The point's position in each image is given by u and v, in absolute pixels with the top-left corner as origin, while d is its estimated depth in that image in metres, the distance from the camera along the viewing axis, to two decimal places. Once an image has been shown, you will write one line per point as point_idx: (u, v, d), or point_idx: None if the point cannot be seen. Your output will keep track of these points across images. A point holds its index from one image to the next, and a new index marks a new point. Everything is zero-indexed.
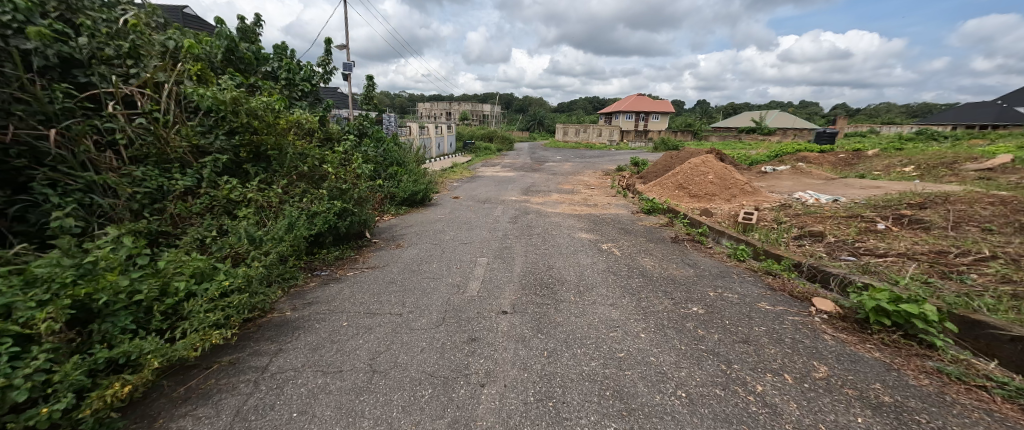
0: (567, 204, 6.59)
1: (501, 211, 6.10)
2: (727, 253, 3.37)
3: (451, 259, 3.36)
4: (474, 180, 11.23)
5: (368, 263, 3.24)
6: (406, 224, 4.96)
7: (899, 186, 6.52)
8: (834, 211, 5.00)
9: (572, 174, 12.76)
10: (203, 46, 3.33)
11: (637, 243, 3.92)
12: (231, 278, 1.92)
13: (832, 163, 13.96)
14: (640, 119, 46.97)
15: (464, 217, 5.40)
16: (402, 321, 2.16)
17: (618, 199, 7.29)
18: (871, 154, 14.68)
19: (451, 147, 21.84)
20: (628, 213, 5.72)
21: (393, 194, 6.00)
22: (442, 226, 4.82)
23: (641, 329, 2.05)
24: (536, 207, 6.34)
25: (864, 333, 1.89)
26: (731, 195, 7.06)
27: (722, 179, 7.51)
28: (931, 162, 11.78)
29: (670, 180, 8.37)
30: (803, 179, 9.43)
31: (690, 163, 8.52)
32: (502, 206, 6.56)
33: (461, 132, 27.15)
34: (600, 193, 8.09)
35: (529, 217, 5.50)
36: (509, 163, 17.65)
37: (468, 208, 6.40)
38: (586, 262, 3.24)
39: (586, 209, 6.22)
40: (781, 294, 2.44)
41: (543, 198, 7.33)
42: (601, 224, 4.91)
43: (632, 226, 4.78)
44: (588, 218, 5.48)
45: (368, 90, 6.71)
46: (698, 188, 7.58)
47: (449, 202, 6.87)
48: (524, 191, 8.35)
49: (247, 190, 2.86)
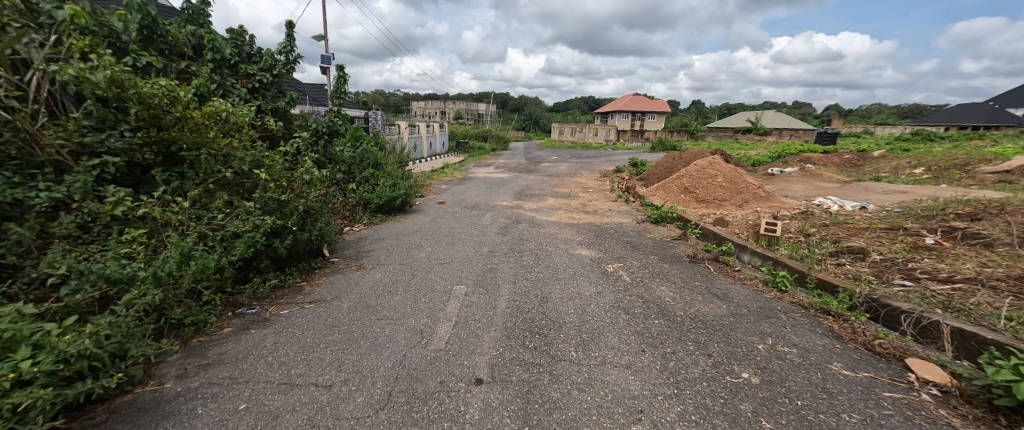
0: (564, 211, 5.92)
1: (489, 219, 5.42)
2: (762, 280, 2.73)
3: (421, 289, 2.67)
4: (464, 183, 10.55)
5: (313, 296, 2.54)
6: (377, 237, 4.26)
7: (927, 191, 5.95)
8: (869, 221, 4.38)
9: (568, 175, 12.09)
10: (103, 18, 2.62)
11: (649, 263, 3.26)
12: (40, 355, 1.22)
13: (837, 164, 13.45)
14: (637, 119, 46.47)
15: (446, 228, 4.71)
16: (327, 403, 1.49)
17: (619, 205, 6.65)
18: (877, 156, 14.20)
19: (443, 147, 21.12)
20: (632, 222, 5.07)
21: (367, 200, 5.31)
22: (419, 240, 4.13)
23: (675, 417, 1.39)
24: (529, 214, 5.67)
25: (1013, 429, 1.25)
26: (742, 200, 6.46)
27: (731, 183, 6.91)
28: (943, 164, 11.29)
29: (675, 183, 7.75)
30: (814, 181, 8.84)
31: (696, 165, 7.90)
32: (491, 213, 5.90)
33: (454, 131, 26.48)
34: (599, 197, 7.46)
35: (521, 228, 4.83)
36: (503, 163, 16.99)
37: (454, 215, 5.72)
38: (590, 293, 2.58)
39: (585, 217, 5.58)
40: (857, 350, 1.79)
41: (537, 204, 6.66)
42: (604, 237, 4.25)
43: (640, 239, 4.11)
44: (588, 228, 4.81)
45: (342, 84, 6.00)
46: (706, 192, 6.98)
47: (432, 209, 6.19)
48: (517, 196, 7.68)
49: (143, 203, 2.16)
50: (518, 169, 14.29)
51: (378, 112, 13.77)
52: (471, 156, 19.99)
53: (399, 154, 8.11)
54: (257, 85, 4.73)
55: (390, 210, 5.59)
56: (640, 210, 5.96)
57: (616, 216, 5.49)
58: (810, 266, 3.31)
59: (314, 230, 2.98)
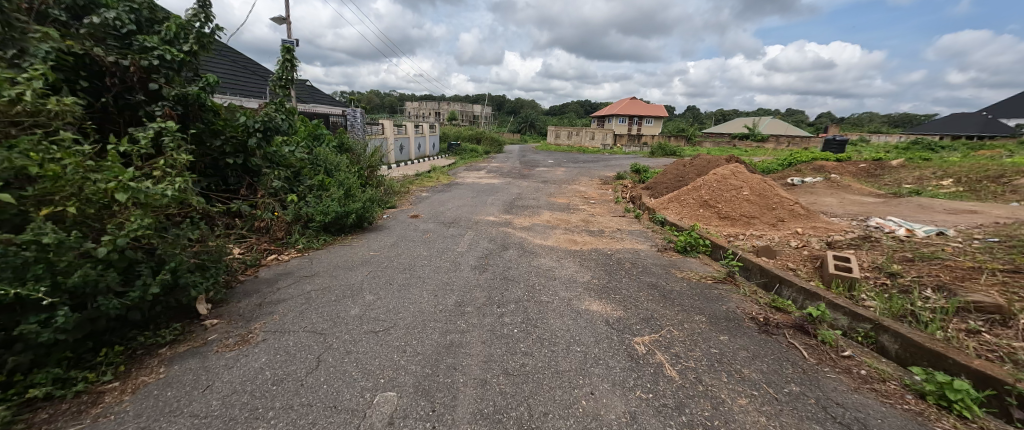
0: (564, 232, 4.75)
1: (469, 241, 4.28)
2: (907, 388, 1.60)
3: (313, 404, 1.48)
4: (450, 189, 9.41)
5: (97, 427, 1.34)
6: (306, 274, 3.05)
7: (1004, 212, 4.91)
8: (970, 258, 3.29)
9: (565, 183, 10.94)
10: None
11: (698, 334, 2.11)
12: None
13: (854, 174, 12.51)
14: (634, 123, 45.78)
15: (407, 258, 3.52)
16: None
17: (630, 222, 5.49)
18: (895, 165, 13.28)
19: (433, 149, 19.99)
20: (653, 250, 3.91)
21: (311, 216, 4.14)
22: (361, 280, 2.93)
23: None
24: (519, 237, 4.50)
25: None
26: (777, 219, 5.41)
27: (762, 197, 5.86)
28: (975, 175, 10.30)
29: (692, 196, 6.65)
30: (845, 195, 7.77)
31: (715, 174, 6.81)
32: (473, 232, 4.76)
33: (447, 132, 25.40)
34: (603, 211, 6.35)
35: (507, 257, 3.65)
36: (496, 166, 15.89)
37: (424, 235, 4.53)
38: (617, 423, 1.41)
39: (589, 239, 4.46)
40: None
41: (531, 220, 5.49)
42: (619, 277, 3.08)
43: (671, 283, 2.94)
44: (596, 259, 3.65)
45: (286, 71, 4.70)
46: (731, 208, 5.89)
47: (400, 226, 5.03)
48: (507, 208, 6.50)
49: None
50: (511, 174, 13.11)
51: (358, 110, 12.49)
52: (462, 159, 18.80)
53: (369, 157, 6.89)
54: (156, 64, 3.53)
55: (340, 231, 4.38)
56: (657, 232, 4.83)
57: (629, 241, 4.32)
58: (939, 342, 2.18)
59: (154, 287, 1.79)
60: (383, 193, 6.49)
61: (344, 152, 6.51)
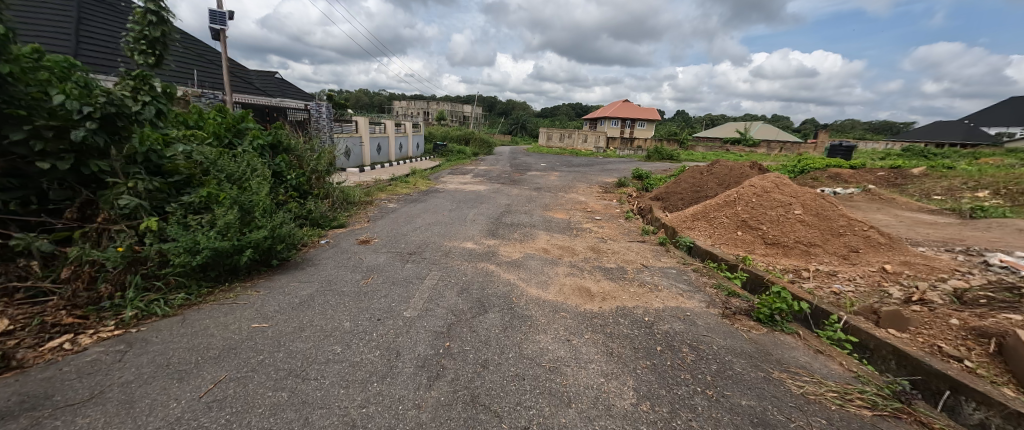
0: (569, 274, 3.30)
1: (428, 290, 2.83)
2: None
3: None
4: (428, 198, 7.96)
5: None
6: (74, 399, 1.53)
7: None
8: None
9: (560, 191, 9.51)
10: None
11: None
12: None
13: (876, 182, 11.41)
14: (627, 126, 44.95)
15: (306, 342, 2.00)
16: None
17: (655, 251, 4.09)
18: (917, 173, 12.20)
19: (417, 150, 18.48)
20: (713, 314, 2.49)
21: (171, 257, 2.56)
22: (173, 421, 1.41)
23: None
24: (503, 284, 3.02)
25: None
26: (851, 250, 4.07)
27: (822, 218, 4.53)
28: (1019, 184, 9.12)
29: (724, 214, 5.31)
30: (896, 211, 6.48)
31: (751, 186, 5.48)
32: (438, 270, 3.31)
33: (434, 132, 23.91)
34: (615, 233, 4.97)
35: (481, 335, 2.17)
36: (485, 170, 14.43)
37: (363, 279, 3.02)
38: None
39: (608, 284, 3.05)
40: None
41: (522, 251, 4.03)
42: (691, 397, 1.63)
43: (798, 418, 1.51)
44: (628, 335, 2.22)
45: (150, 27, 3.17)
46: (782, 232, 4.56)
47: (338, 259, 3.55)
48: (491, 228, 5.03)
49: None
50: (499, 180, 11.64)
51: (325, 104, 10.62)
52: (447, 161, 17.26)
53: (313, 161, 5.33)
54: None
55: (229, 275, 2.83)
56: (700, 271, 3.42)
57: (670, 292, 2.88)
58: None
59: None
60: (328, 209, 4.96)
61: (277, 153, 4.94)
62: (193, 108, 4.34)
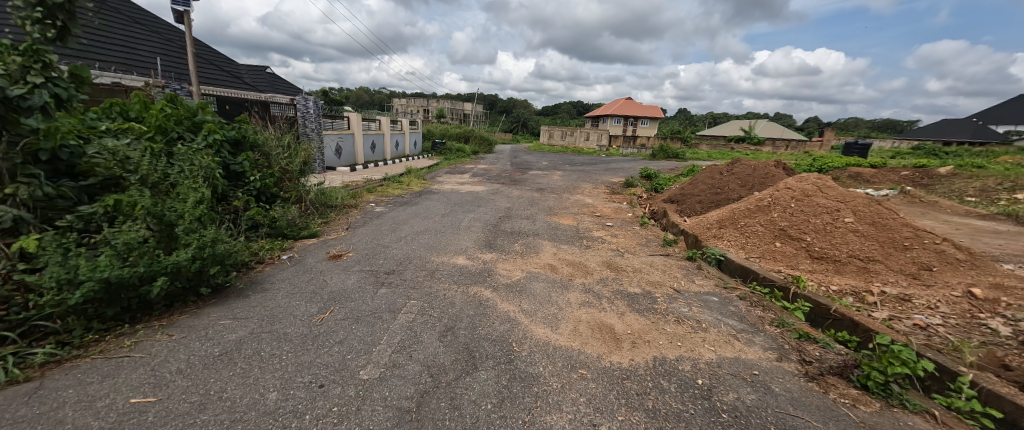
0: (585, 304, 2.60)
1: (401, 331, 2.13)
2: None
3: None
4: (420, 200, 7.26)
5: None
6: None
7: None
8: None
9: (564, 192, 8.80)
10: None
11: None
12: None
13: (901, 182, 10.67)
14: (630, 124, 44.14)
15: None
16: None
17: (684, 269, 3.38)
18: (944, 173, 11.44)
19: (414, 148, 17.80)
20: (793, 376, 1.78)
21: (43, 291, 1.85)
22: None
23: None
24: (499, 320, 2.32)
25: None
26: (923, 268, 3.37)
27: (881, 228, 3.83)
28: None
29: (758, 221, 4.59)
30: (945, 217, 5.76)
31: (788, 189, 4.78)
32: (418, 298, 2.61)
33: (432, 130, 23.20)
34: (632, 244, 4.27)
35: (466, 419, 1.46)
36: (484, 169, 13.74)
37: (321, 313, 2.32)
38: None
39: (636, 320, 2.34)
40: None
41: (524, 269, 3.32)
42: None
43: None
44: (683, 417, 1.51)
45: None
46: (831, 244, 3.87)
47: (296, 282, 2.85)
48: (487, 238, 4.32)
49: None
50: (499, 180, 10.91)
51: (312, 97, 9.88)
52: (445, 160, 16.56)
53: (284, 160, 4.64)
54: None
55: (137, 310, 2.14)
56: (748, 298, 2.71)
57: (720, 335, 2.16)
58: None
59: None
60: (298, 216, 4.27)
61: (239, 150, 4.26)
62: (134, 97, 3.66)
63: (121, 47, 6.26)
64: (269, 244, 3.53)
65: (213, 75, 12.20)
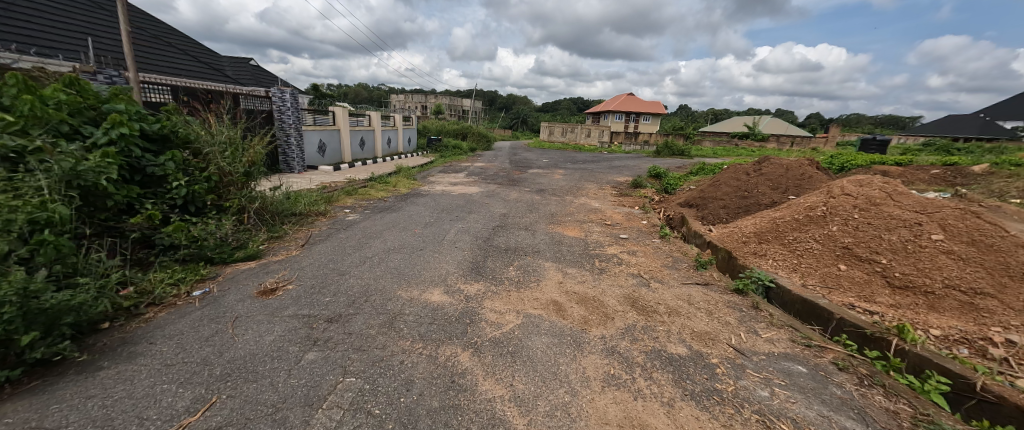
0: (610, 382, 1.72)
1: None
2: None
3: None
4: (403, 204, 6.39)
5: None
6: None
7: None
8: None
9: (567, 194, 7.92)
10: None
11: None
12: None
13: (934, 180, 9.78)
14: (632, 120, 43.17)
15: None
16: None
17: (736, 310, 2.49)
18: (978, 170, 10.55)
19: (407, 145, 16.90)
20: None
21: None
22: None
23: None
24: (477, 423, 1.45)
25: None
26: None
27: (986, 249, 2.95)
28: None
29: (812, 235, 3.71)
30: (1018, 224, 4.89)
31: (847, 196, 3.90)
32: (360, 372, 1.74)
33: (427, 127, 22.30)
34: (657, 268, 3.39)
35: None
36: (481, 167, 12.87)
37: (194, 413, 1.44)
38: None
39: (695, 419, 1.48)
40: None
41: (520, 311, 2.43)
42: None
43: None
44: None
45: None
46: (918, 269, 2.99)
47: (191, 339, 1.97)
48: (474, 259, 3.44)
49: None
50: (495, 179, 10.01)
51: (289, 89, 8.93)
52: (440, 158, 15.66)
53: (224, 159, 3.75)
54: None
55: None
56: (852, 368, 1.82)
57: None
58: None
59: None
60: (235, 231, 3.39)
61: (163, 148, 3.40)
62: (10, 75, 2.67)
63: (51, 32, 5.37)
64: (180, 273, 2.66)
65: (187, 66, 11.27)
